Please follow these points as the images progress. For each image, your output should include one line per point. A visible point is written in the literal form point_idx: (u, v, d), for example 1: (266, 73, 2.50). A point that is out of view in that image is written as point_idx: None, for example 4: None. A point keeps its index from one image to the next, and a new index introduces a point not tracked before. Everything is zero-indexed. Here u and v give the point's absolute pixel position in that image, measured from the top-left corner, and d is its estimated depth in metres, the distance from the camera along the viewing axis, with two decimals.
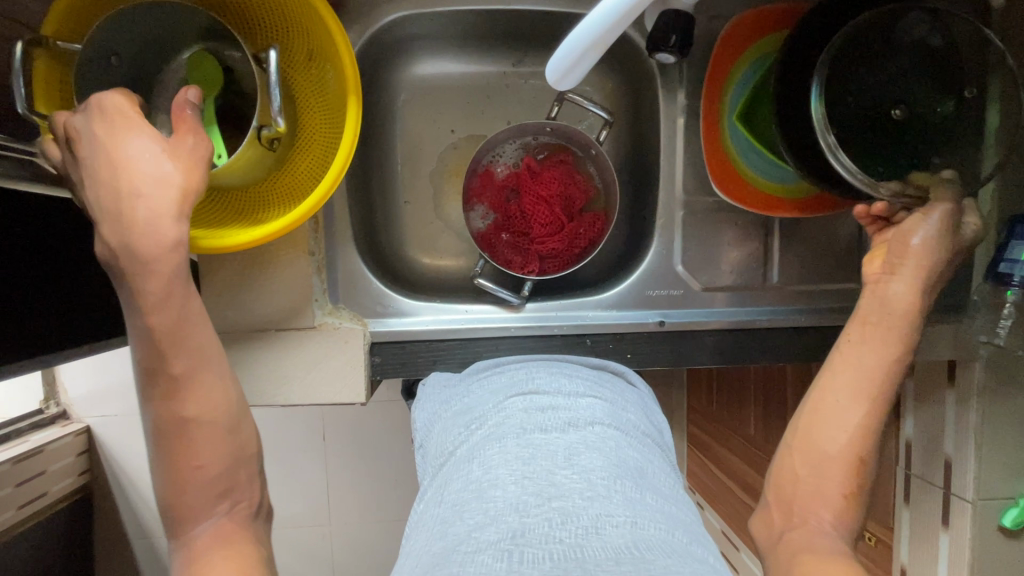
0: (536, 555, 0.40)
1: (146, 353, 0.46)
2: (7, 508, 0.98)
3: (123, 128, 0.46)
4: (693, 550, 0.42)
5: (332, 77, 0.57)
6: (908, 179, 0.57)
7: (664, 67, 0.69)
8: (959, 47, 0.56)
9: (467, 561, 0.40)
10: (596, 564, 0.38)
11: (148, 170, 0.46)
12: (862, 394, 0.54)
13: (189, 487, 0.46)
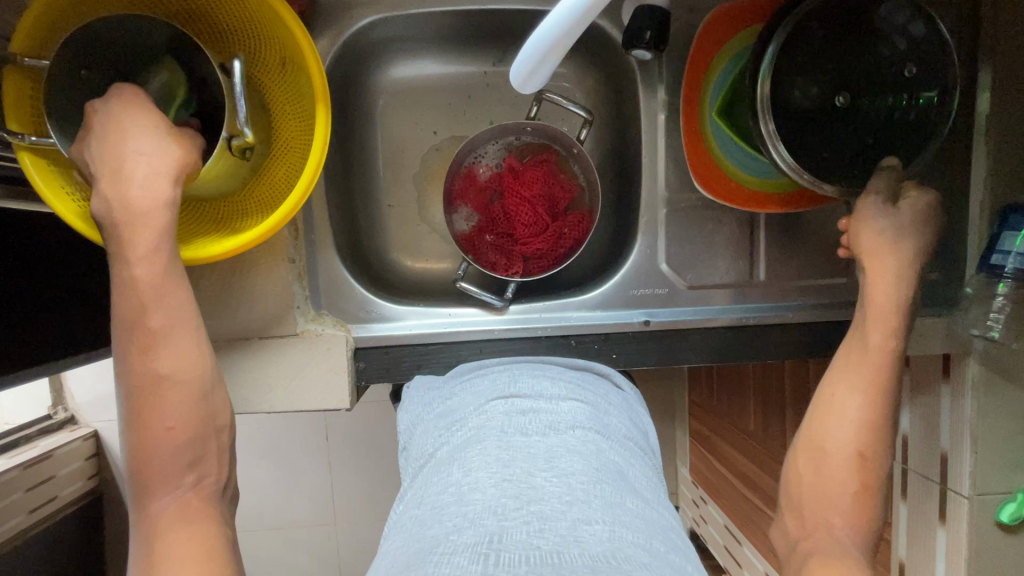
0: (512, 559, 0.39)
1: (128, 324, 0.47)
2: (15, 514, 0.98)
3: (132, 104, 0.48)
4: (671, 559, 0.42)
5: (305, 85, 0.57)
6: (843, 177, 0.61)
7: (643, 63, 0.67)
8: (922, 46, 0.58)
9: (443, 563, 0.39)
10: (571, 571, 0.38)
11: (150, 146, 0.48)
12: (858, 391, 0.54)
13: (154, 452, 0.46)
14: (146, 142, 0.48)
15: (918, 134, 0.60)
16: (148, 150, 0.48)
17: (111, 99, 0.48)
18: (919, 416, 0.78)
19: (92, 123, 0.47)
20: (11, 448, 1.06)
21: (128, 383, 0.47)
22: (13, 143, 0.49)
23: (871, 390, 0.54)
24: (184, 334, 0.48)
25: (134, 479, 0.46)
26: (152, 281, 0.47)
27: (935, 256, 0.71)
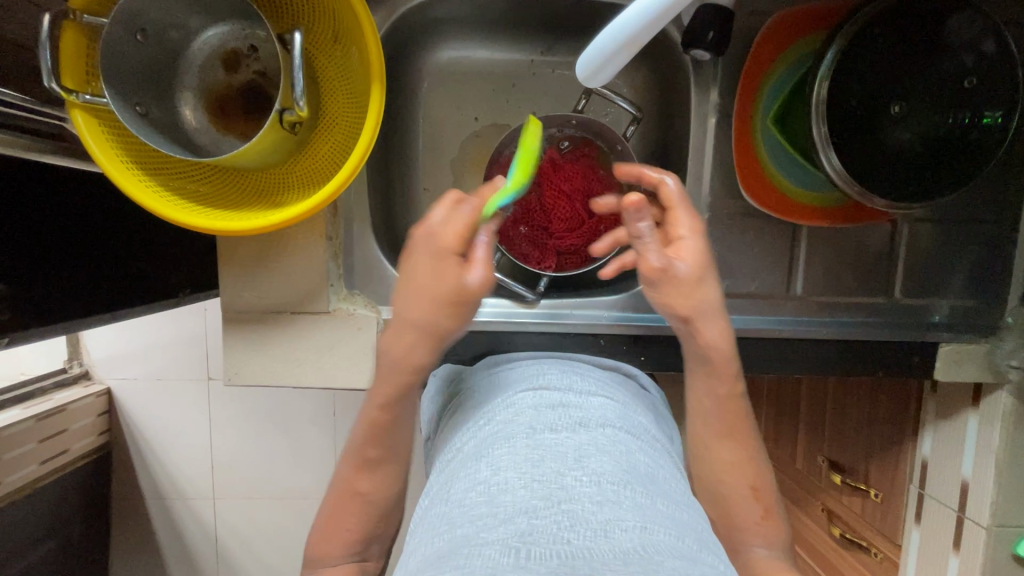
0: (543, 553, 0.39)
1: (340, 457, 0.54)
2: (29, 463, 1.02)
3: (451, 237, 0.49)
4: (703, 556, 0.41)
5: (355, 58, 0.56)
6: (901, 190, 0.57)
7: (698, 63, 0.66)
8: (988, 61, 0.54)
9: (474, 556, 0.39)
10: (603, 565, 0.38)
11: (434, 272, 0.49)
12: (723, 428, 0.58)
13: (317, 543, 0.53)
14: (435, 268, 0.49)
15: (986, 148, 0.56)
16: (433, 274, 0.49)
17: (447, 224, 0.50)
18: (941, 441, 0.77)
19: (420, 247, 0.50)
20: (25, 399, 1.09)
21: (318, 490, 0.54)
22: (67, 101, 0.49)
23: (735, 430, 0.58)
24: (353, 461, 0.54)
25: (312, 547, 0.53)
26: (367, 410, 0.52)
27: (976, 282, 0.69)
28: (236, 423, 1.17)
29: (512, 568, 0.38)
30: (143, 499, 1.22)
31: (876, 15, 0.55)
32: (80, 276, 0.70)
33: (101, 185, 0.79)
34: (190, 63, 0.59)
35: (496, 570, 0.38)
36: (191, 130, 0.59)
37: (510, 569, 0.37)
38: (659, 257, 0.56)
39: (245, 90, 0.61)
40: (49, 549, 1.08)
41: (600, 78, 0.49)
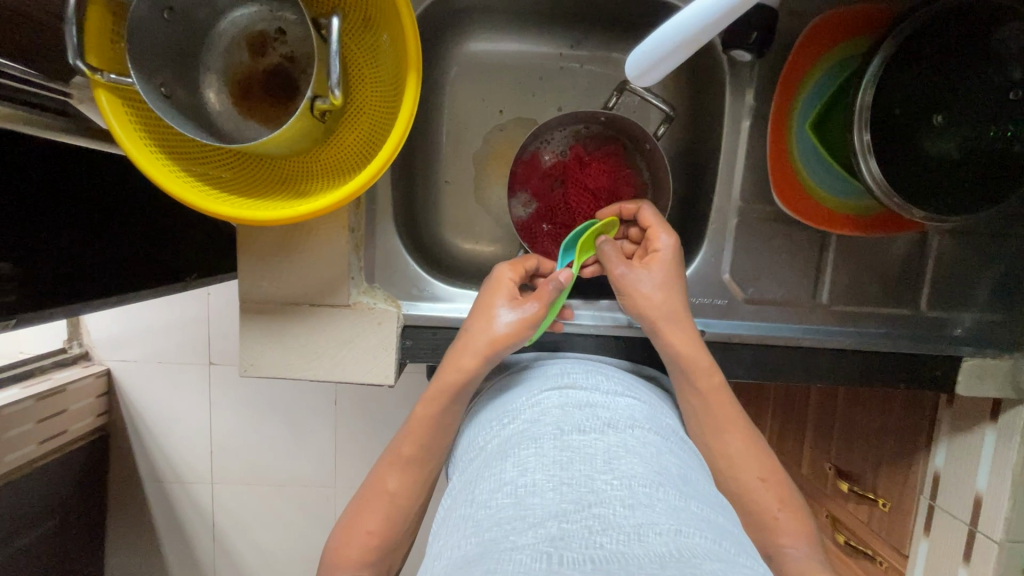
0: (577, 558, 0.37)
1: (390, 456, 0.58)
2: (26, 444, 1.01)
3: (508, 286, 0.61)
4: (741, 559, 0.39)
5: (387, 44, 0.54)
6: (941, 201, 0.56)
7: (734, 63, 0.64)
8: None
9: (506, 559, 0.38)
10: (640, 569, 0.36)
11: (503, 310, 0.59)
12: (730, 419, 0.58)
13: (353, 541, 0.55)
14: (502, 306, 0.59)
15: None
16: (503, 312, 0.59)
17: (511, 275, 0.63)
18: (955, 454, 0.77)
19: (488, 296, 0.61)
20: (24, 378, 1.07)
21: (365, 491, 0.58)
22: (91, 79, 0.47)
23: (729, 420, 0.58)
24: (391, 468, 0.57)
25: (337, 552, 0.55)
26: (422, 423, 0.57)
27: (1003, 296, 0.68)
28: (240, 409, 1.16)
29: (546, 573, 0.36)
30: (142, 483, 1.21)
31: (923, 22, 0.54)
32: (89, 256, 0.69)
33: (112, 165, 0.77)
34: (216, 44, 0.57)
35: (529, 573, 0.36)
36: (216, 114, 0.57)
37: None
38: (624, 266, 0.61)
39: (272, 74, 0.59)
40: (45, 530, 1.07)
41: (658, 75, 0.46)
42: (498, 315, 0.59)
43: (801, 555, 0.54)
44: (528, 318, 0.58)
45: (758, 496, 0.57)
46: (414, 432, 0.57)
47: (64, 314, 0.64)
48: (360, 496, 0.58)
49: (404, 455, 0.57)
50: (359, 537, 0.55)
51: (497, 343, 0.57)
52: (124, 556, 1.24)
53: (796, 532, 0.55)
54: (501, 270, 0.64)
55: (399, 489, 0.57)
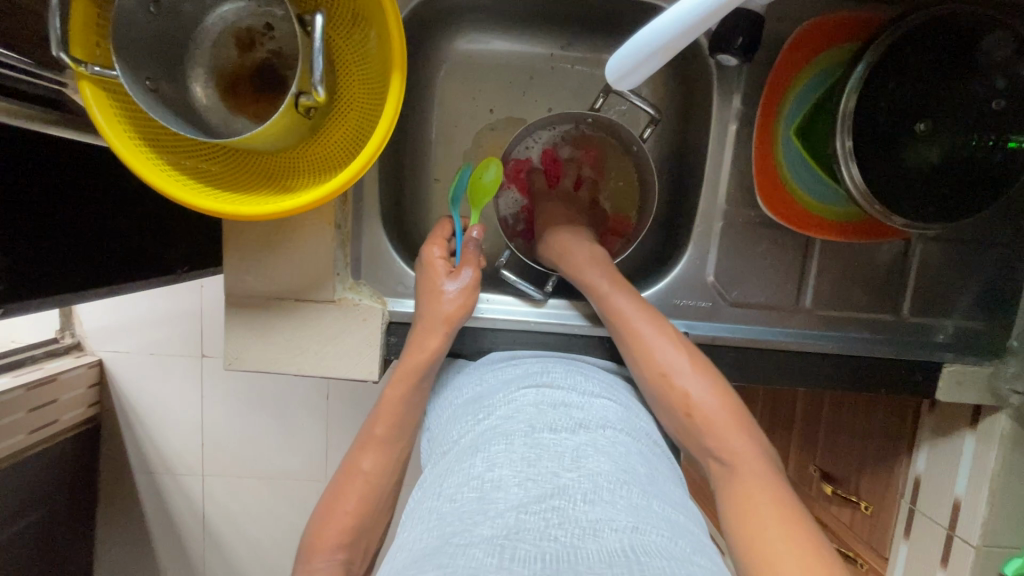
0: (528, 553, 0.38)
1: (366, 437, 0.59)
2: (17, 433, 1.01)
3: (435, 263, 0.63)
4: (695, 558, 0.40)
5: (373, 41, 0.54)
6: (921, 209, 0.57)
7: (722, 67, 0.65)
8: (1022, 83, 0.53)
9: (458, 553, 0.38)
10: (587, 566, 0.37)
11: (448, 287, 0.61)
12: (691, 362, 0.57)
13: (323, 534, 0.54)
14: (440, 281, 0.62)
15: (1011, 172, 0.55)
16: (448, 289, 0.61)
17: (433, 248, 0.64)
18: (935, 459, 0.78)
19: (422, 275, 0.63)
20: (17, 367, 1.08)
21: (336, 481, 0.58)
22: (75, 72, 0.47)
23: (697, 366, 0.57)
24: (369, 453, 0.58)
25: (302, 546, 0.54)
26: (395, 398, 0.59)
27: (985, 304, 0.69)
28: (229, 402, 1.16)
29: (496, 567, 0.36)
30: (131, 473, 1.21)
31: (907, 30, 0.54)
32: (77, 246, 0.69)
33: (102, 156, 0.77)
34: (203, 39, 0.57)
35: (478, 565, 0.37)
36: (202, 108, 0.57)
37: (493, 568, 0.36)
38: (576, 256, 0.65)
39: (259, 70, 0.59)
40: (33, 520, 1.07)
41: (655, 60, 0.44)
42: (440, 293, 0.61)
43: (742, 450, 0.52)
44: (471, 287, 0.62)
45: (679, 392, 0.55)
46: (389, 416, 0.59)
47: (47, 305, 0.64)
48: (337, 479, 0.58)
49: (376, 435, 0.58)
50: (336, 518, 0.54)
51: (452, 318, 0.61)
52: (113, 546, 1.24)
53: (729, 426, 0.53)
54: (428, 250, 0.65)
55: (373, 469, 0.57)
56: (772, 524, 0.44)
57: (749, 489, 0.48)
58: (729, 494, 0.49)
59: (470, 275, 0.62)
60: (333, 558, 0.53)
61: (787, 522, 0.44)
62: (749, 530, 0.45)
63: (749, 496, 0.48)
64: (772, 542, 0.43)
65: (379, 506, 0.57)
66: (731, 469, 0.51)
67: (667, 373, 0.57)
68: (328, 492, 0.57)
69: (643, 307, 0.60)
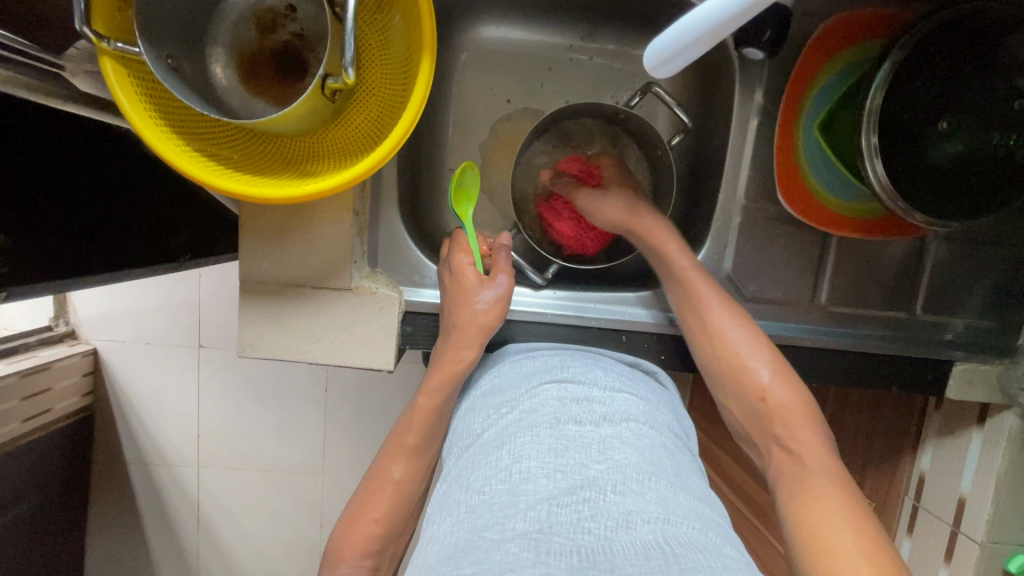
0: (563, 547, 0.39)
1: (395, 443, 0.59)
2: (12, 420, 0.99)
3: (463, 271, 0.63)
4: (726, 550, 0.41)
5: (399, 26, 0.54)
6: (941, 207, 0.57)
7: (745, 62, 0.65)
8: None
9: (495, 546, 0.39)
10: (625, 559, 0.37)
11: (485, 295, 0.62)
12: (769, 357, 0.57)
13: (355, 533, 0.55)
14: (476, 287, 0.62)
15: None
16: (485, 297, 0.62)
17: (456, 253, 0.65)
18: (941, 457, 0.79)
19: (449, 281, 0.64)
20: (11, 355, 1.05)
21: (370, 478, 0.58)
22: (97, 47, 0.46)
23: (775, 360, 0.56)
24: (402, 457, 0.58)
25: (333, 546, 0.56)
26: (428, 407, 0.59)
27: (995, 303, 0.69)
28: (230, 393, 1.15)
29: (534, 562, 0.37)
30: (127, 464, 1.19)
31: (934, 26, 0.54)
32: (79, 232, 0.67)
33: (110, 139, 0.75)
34: (223, 18, 0.56)
35: (516, 562, 0.37)
36: (222, 89, 0.56)
37: (530, 564, 0.37)
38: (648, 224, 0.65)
39: (279, 51, 0.58)
40: (26, 509, 1.05)
41: (696, 47, 0.43)
42: (476, 301, 0.61)
43: (811, 443, 0.52)
44: (503, 292, 0.63)
45: (750, 378, 0.56)
46: (419, 423, 0.59)
47: (50, 289, 0.63)
48: (366, 484, 0.58)
49: (408, 445, 0.59)
50: (365, 526, 0.55)
51: (487, 328, 0.61)
52: (107, 539, 1.23)
53: (800, 419, 0.53)
54: (455, 258, 0.65)
55: (404, 478, 0.58)
56: (840, 521, 0.44)
57: (813, 481, 0.48)
58: (795, 485, 0.49)
59: (505, 283, 0.63)
60: (360, 565, 0.54)
61: (855, 519, 0.44)
62: (813, 523, 0.45)
63: (815, 492, 0.47)
64: (840, 534, 0.43)
65: (407, 513, 0.58)
66: (800, 461, 0.51)
67: (738, 356, 0.57)
68: (356, 497, 0.58)
69: (720, 295, 0.60)
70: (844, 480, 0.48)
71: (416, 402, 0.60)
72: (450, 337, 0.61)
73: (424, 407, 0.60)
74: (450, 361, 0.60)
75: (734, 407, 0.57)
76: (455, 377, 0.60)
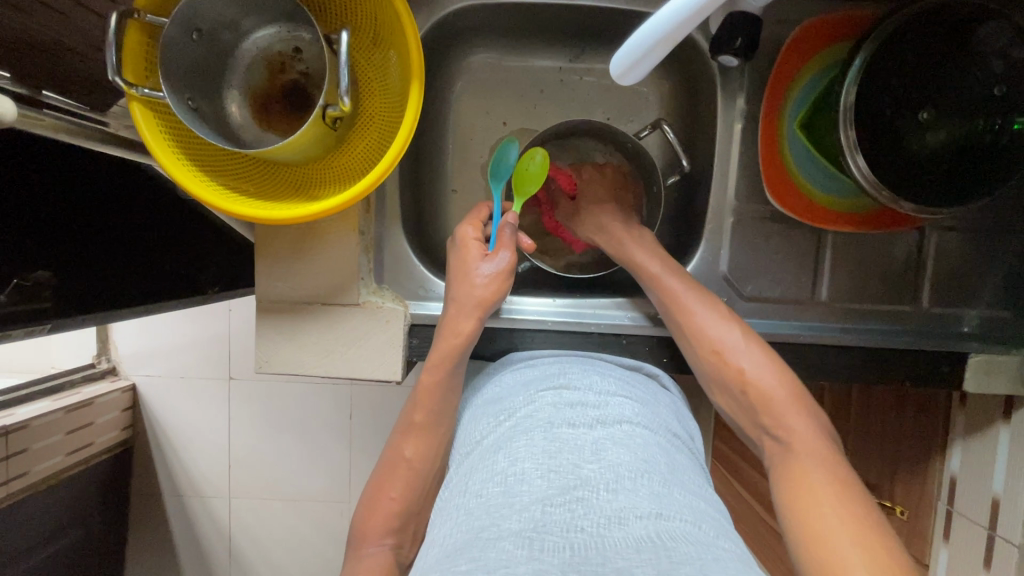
0: (556, 545, 0.40)
1: (405, 422, 0.62)
2: (56, 454, 1.04)
3: (468, 252, 0.64)
4: (719, 542, 0.41)
5: (394, 62, 0.58)
6: (931, 195, 0.58)
7: (724, 71, 0.68)
8: None
9: (489, 547, 0.40)
10: (617, 556, 0.38)
11: (488, 268, 0.63)
12: (771, 359, 0.57)
13: (381, 512, 0.58)
14: (480, 261, 0.64)
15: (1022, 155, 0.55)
16: (487, 271, 0.63)
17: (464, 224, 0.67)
18: (971, 459, 0.75)
19: (455, 256, 0.65)
20: (56, 391, 1.12)
21: (384, 462, 0.61)
22: (127, 93, 0.52)
23: (768, 356, 0.57)
24: (412, 434, 0.61)
25: (357, 527, 0.58)
26: (431, 383, 0.61)
27: (1008, 292, 0.68)
28: (256, 419, 1.19)
29: (526, 560, 0.38)
30: (162, 495, 1.24)
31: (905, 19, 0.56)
32: (115, 271, 0.73)
33: (143, 181, 0.82)
34: (239, 62, 0.62)
35: (511, 560, 0.39)
36: (236, 125, 0.62)
37: (523, 561, 0.38)
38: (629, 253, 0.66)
39: (290, 89, 0.64)
40: (70, 539, 1.10)
41: (653, 57, 0.47)
42: (477, 275, 0.63)
43: (800, 430, 0.52)
44: (508, 272, 0.64)
45: (733, 367, 0.57)
46: (425, 400, 0.61)
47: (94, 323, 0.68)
48: (379, 477, 0.61)
49: (416, 422, 0.61)
50: (383, 505, 0.58)
51: (485, 302, 0.62)
52: (145, 569, 1.26)
53: (787, 406, 0.54)
54: (461, 230, 0.67)
55: (415, 455, 0.60)
56: (827, 502, 0.45)
57: (804, 465, 0.49)
58: (785, 472, 0.50)
59: (504, 258, 0.64)
60: (383, 544, 0.57)
61: (842, 498, 0.45)
62: (801, 504, 0.46)
63: (811, 480, 0.47)
64: (828, 518, 0.44)
65: (424, 491, 0.60)
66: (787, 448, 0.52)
67: (721, 351, 0.58)
68: (375, 477, 0.61)
69: (702, 291, 0.61)
70: (835, 466, 0.49)
71: (419, 380, 0.62)
72: (449, 309, 0.64)
73: (428, 383, 0.62)
74: (444, 331, 0.63)
75: (726, 401, 0.58)
76: (450, 359, 0.62)
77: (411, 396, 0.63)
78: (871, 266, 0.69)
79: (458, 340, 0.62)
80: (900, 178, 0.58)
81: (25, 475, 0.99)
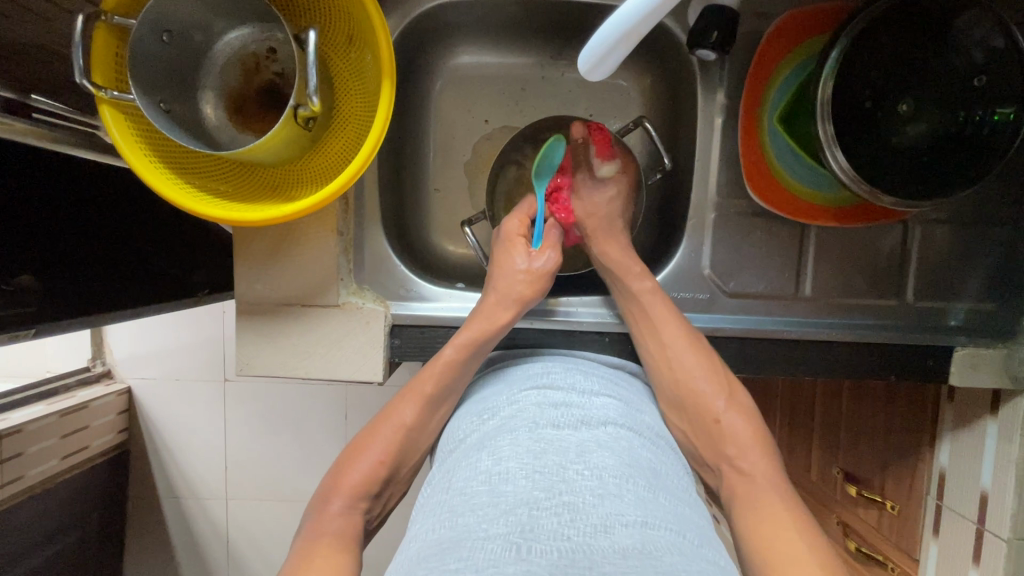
0: (544, 548, 0.40)
1: (411, 386, 0.61)
2: (50, 458, 1.04)
3: (513, 248, 0.68)
4: (704, 552, 0.42)
5: (369, 63, 0.58)
6: (911, 189, 0.57)
7: (704, 64, 0.67)
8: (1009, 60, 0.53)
9: (477, 547, 0.40)
10: (605, 565, 0.38)
11: (536, 263, 0.67)
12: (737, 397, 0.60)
13: (358, 469, 0.57)
14: (525, 256, 0.67)
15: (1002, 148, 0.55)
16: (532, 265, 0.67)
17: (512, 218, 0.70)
18: (959, 453, 0.74)
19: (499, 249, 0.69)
20: (51, 395, 1.12)
21: (382, 415, 0.60)
22: (96, 95, 0.52)
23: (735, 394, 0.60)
24: (412, 400, 0.60)
25: (328, 481, 0.57)
26: (450, 359, 0.61)
27: (993, 285, 0.67)
28: (248, 420, 1.19)
29: (514, 563, 0.38)
30: (157, 496, 1.24)
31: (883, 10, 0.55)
32: (99, 273, 0.73)
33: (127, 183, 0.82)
34: (212, 63, 0.61)
35: (497, 563, 0.38)
36: (212, 127, 0.62)
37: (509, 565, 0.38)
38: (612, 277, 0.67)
39: (265, 90, 0.63)
40: (66, 542, 1.10)
41: (618, 55, 0.47)
42: (519, 269, 0.66)
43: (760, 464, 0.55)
44: (551, 271, 0.68)
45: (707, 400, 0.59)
46: (436, 371, 0.61)
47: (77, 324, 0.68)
48: (358, 440, 0.60)
49: (426, 391, 0.60)
50: (366, 465, 0.57)
51: (524, 295, 0.65)
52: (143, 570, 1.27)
53: (751, 442, 0.57)
54: (507, 225, 0.70)
55: (414, 423, 0.59)
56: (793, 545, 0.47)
57: (769, 501, 0.52)
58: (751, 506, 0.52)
59: (546, 258, 0.67)
60: (350, 506, 0.55)
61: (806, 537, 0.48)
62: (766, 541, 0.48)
63: (773, 516, 0.50)
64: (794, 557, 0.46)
65: (404, 458, 0.59)
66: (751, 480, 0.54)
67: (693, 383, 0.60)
68: (364, 431, 0.60)
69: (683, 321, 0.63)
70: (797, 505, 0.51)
71: (441, 352, 0.62)
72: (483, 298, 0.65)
73: (448, 358, 0.61)
74: (477, 316, 0.64)
75: (688, 426, 0.60)
76: (435, 366, 0.61)
77: (430, 361, 0.62)
78: (856, 260, 0.68)
79: (495, 328, 0.63)
80: (880, 170, 0.58)
81: (19, 479, 1.00)
